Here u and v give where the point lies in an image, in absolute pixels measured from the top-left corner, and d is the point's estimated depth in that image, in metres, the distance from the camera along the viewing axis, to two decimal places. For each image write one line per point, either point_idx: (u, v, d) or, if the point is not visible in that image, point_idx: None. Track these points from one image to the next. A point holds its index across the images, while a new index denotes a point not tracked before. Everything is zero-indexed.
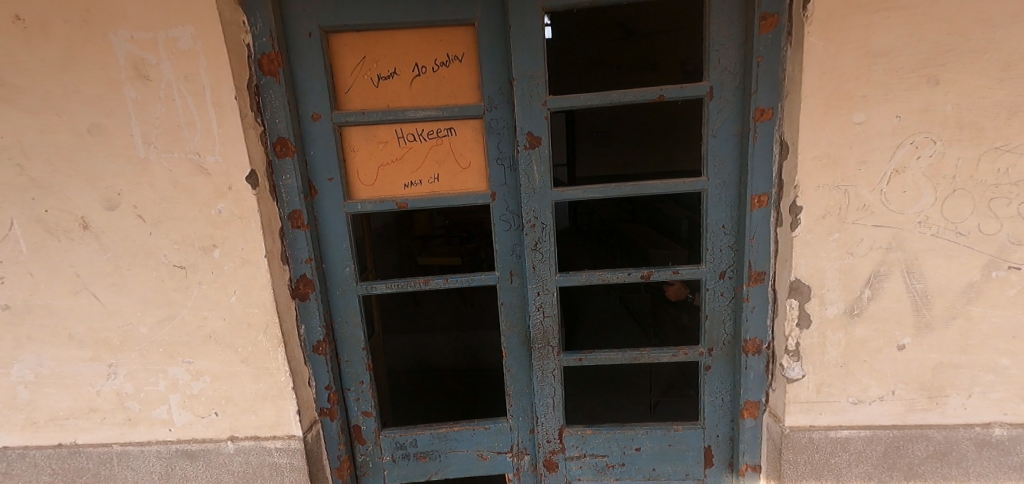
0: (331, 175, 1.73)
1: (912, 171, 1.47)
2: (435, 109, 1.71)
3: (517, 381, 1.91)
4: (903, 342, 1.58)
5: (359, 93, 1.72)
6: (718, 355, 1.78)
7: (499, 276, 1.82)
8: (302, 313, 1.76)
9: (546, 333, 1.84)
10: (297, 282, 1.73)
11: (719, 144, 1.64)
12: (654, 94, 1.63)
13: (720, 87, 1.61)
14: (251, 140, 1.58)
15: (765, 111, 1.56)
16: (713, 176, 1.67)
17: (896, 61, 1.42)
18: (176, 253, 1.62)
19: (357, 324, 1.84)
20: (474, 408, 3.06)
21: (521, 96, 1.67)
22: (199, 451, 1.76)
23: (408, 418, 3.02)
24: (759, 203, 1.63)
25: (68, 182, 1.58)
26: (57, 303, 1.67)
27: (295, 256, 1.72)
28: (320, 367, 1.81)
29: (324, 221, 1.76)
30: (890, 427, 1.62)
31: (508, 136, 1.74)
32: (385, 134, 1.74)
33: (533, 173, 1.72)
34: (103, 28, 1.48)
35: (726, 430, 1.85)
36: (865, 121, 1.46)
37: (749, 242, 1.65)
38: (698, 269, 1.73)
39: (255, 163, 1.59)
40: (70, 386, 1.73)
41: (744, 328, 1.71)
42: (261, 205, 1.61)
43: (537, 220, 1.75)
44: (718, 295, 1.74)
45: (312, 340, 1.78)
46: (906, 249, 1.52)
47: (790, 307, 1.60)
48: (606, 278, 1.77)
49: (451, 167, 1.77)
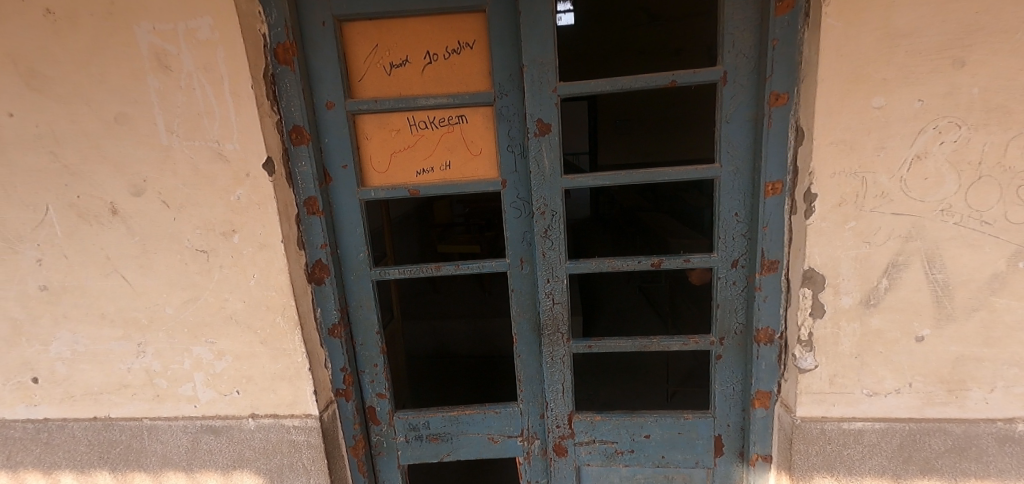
0: (345, 162, 1.77)
1: (934, 157, 1.42)
2: (446, 96, 1.72)
3: (527, 367, 1.93)
4: (922, 334, 1.53)
5: (371, 82, 1.74)
6: (729, 344, 1.77)
7: (510, 263, 1.84)
8: (318, 297, 1.81)
9: (556, 320, 1.85)
10: (312, 267, 1.79)
11: (732, 129, 1.61)
12: (665, 80, 1.61)
13: (734, 71, 1.57)
14: (268, 128, 1.63)
15: (780, 96, 1.52)
16: (726, 163, 1.64)
17: (919, 42, 1.36)
18: (198, 238, 1.69)
19: (370, 309, 1.88)
20: (490, 393, 3.10)
21: (531, 83, 1.67)
22: (222, 426, 1.84)
23: (426, 401, 3.09)
24: (773, 190, 1.59)
25: (98, 169, 1.65)
26: (89, 284, 1.76)
27: (310, 241, 1.77)
28: (335, 350, 1.86)
29: (339, 207, 1.80)
30: (906, 420, 1.59)
31: (519, 123, 1.74)
32: (397, 122, 1.76)
33: (543, 160, 1.72)
34: (127, 20, 1.54)
35: (736, 420, 1.84)
36: (885, 105, 1.41)
37: (762, 231, 1.62)
38: (710, 257, 1.71)
39: (271, 150, 1.64)
40: (104, 362, 1.83)
41: (756, 317, 1.69)
42: (278, 191, 1.66)
43: (547, 208, 1.76)
44: (730, 284, 1.72)
45: (328, 324, 1.84)
46: (926, 238, 1.47)
47: (803, 296, 1.57)
48: (616, 265, 1.77)
49: (462, 154, 1.79)
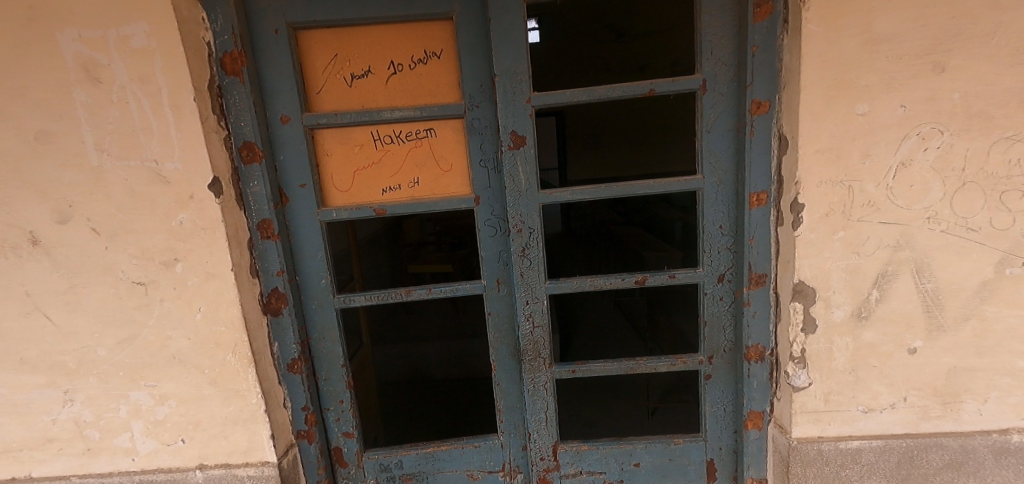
0: (303, 181, 1.62)
1: (919, 164, 1.38)
2: (412, 109, 1.61)
3: (507, 397, 1.81)
4: (915, 346, 1.49)
5: (331, 94, 1.62)
6: (718, 363, 1.69)
7: (486, 285, 1.72)
8: (275, 330, 1.65)
9: (537, 344, 1.73)
10: (268, 296, 1.62)
11: (714, 139, 1.55)
12: (644, 89, 1.54)
13: (714, 79, 1.51)
14: (214, 145, 1.47)
15: (762, 103, 1.46)
16: (708, 174, 1.57)
17: (898, 47, 1.33)
18: (135, 269, 1.50)
19: (335, 340, 1.73)
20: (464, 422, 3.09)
21: (503, 93, 1.58)
22: (165, 481, 1.63)
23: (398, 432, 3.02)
24: (758, 201, 1.52)
25: (16, 194, 1.46)
26: (7, 325, 1.54)
27: (265, 268, 1.61)
28: (296, 387, 1.69)
29: (297, 230, 1.65)
30: (903, 436, 1.53)
31: (492, 136, 1.64)
32: (361, 136, 1.64)
33: (518, 175, 1.62)
34: (48, 27, 1.37)
35: (729, 443, 1.75)
36: (869, 112, 1.36)
37: (748, 243, 1.55)
38: (695, 272, 1.63)
39: (218, 170, 1.48)
40: (24, 415, 1.60)
41: (745, 334, 1.61)
42: (227, 214, 1.50)
43: (524, 225, 1.65)
44: (716, 300, 1.65)
45: (287, 359, 1.67)
46: (914, 247, 1.43)
47: (795, 311, 1.50)
48: (598, 284, 1.67)
49: (432, 170, 1.67)
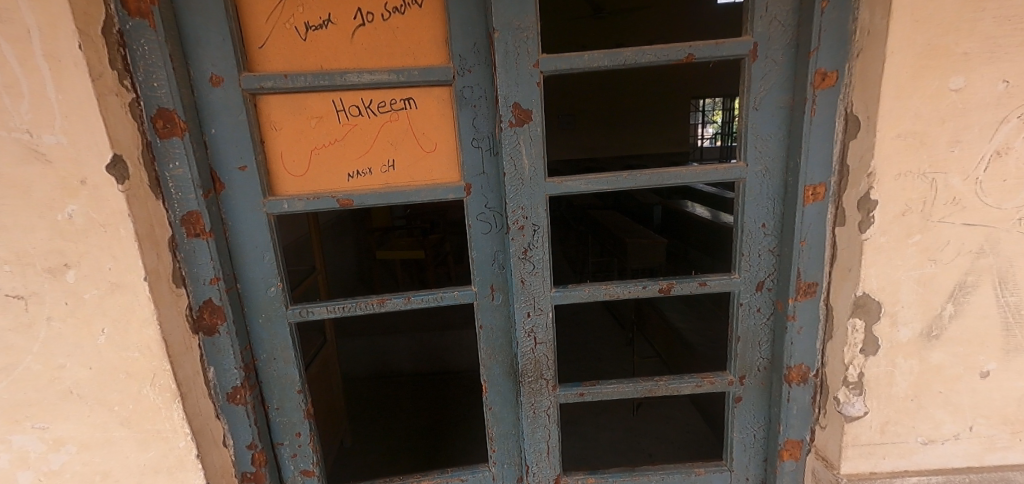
0: (242, 162, 1.26)
1: (1017, 154, 1.13)
2: (386, 72, 1.26)
3: (500, 423, 1.51)
4: (988, 368, 1.26)
5: (280, 49, 1.25)
6: (751, 384, 1.44)
7: (477, 292, 1.41)
8: (209, 352, 1.29)
9: (538, 364, 1.44)
10: (199, 311, 1.26)
11: (761, 119, 1.26)
12: (680, 53, 1.23)
13: (767, 43, 1.21)
14: (114, 113, 1.09)
15: (828, 75, 1.17)
16: (753, 162, 1.28)
17: (1007, 5, 1.06)
18: (8, 278, 1.11)
19: (288, 362, 1.39)
20: (429, 417, 3.16)
21: (504, 54, 1.24)
22: None
23: (363, 429, 3.03)
24: (814, 196, 1.24)
25: None
26: None
27: (194, 274, 1.24)
28: (238, 421, 1.34)
29: (237, 225, 1.29)
30: (965, 470, 1.32)
31: (487, 108, 1.31)
32: (319, 106, 1.28)
33: (521, 159, 1.30)
34: None
35: (757, 473, 1.51)
36: (964, 87, 1.10)
37: (799, 246, 1.27)
38: (731, 279, 1.36)
39: (120, 146, 1.10)
40: None
41: (787, 353, 1.35)
42: (137, 207, 1.13)
43: (527, 221, 1.33)
44: (753, 311, 1.38)
45: (226, 388, 1.32)
46: (1000, 254, 1.19)
47: (854, 330, 1.25)
48: (615, 292, 1.38)
49: (411, 150, 1.33)
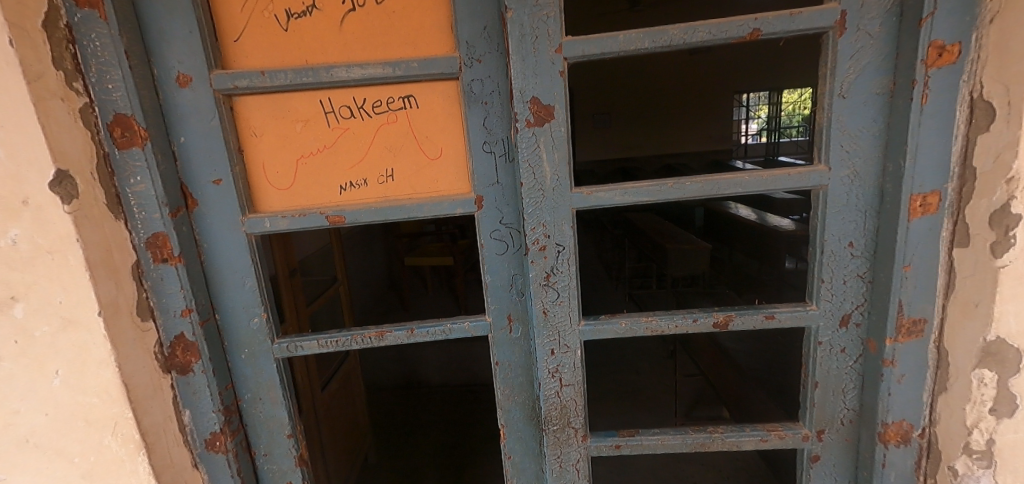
0: (216, 174, 1.08)
1: None
2: (379, 65, 1.06)
3: (521, 476, 1.27)
4: None
5: (258, 42, 1.06)
6: (833, 441, 1.14)
7: (492, 324, 1.18)
8: (184, 393, 1.12)
9: (565, 410, 1.20)
10: (172, 347, 1.10)
11: (850, 110, 0.98)
12: (743, 30, 0.97)
13: (858, 10, 0.93)
14: (59, 121, 0.93)
15: (946, 48, 0.88)
16: (838, 165, 1.00)
17: None
18: None
19: (276, 402, 1.21)
20: (456, 431, 2.97)
21: (521, 37, 1.01)
22: None
23: (387, 443, 2.88)
24: (924, 208, 0.95)
25: None
26: None
27: (163, 305, 1.08)
28: (218, 471, 1.17)
29: (212, 248, 1.12)
30: None
31: (501, 105, 1.08)
32: (304, 108, 1.09)
33: (542, 166, 1.06)
34: None
35: None
36: None
37: (901, 273, 0.98)
38: (807, 312, 1.08)
39: (66, 159, 0.93)
40: None
41: (882, 407, 1.05)
42: (88, 229, 0.96)
43: (549, 241, 1.10)
44: (836, 353, 1.09)
45: (204, 433, 1.15)
46: None
47: (982, 383, 0.97)
48: (658, 326, 1.13)
49: (411, 156, 1.12)
